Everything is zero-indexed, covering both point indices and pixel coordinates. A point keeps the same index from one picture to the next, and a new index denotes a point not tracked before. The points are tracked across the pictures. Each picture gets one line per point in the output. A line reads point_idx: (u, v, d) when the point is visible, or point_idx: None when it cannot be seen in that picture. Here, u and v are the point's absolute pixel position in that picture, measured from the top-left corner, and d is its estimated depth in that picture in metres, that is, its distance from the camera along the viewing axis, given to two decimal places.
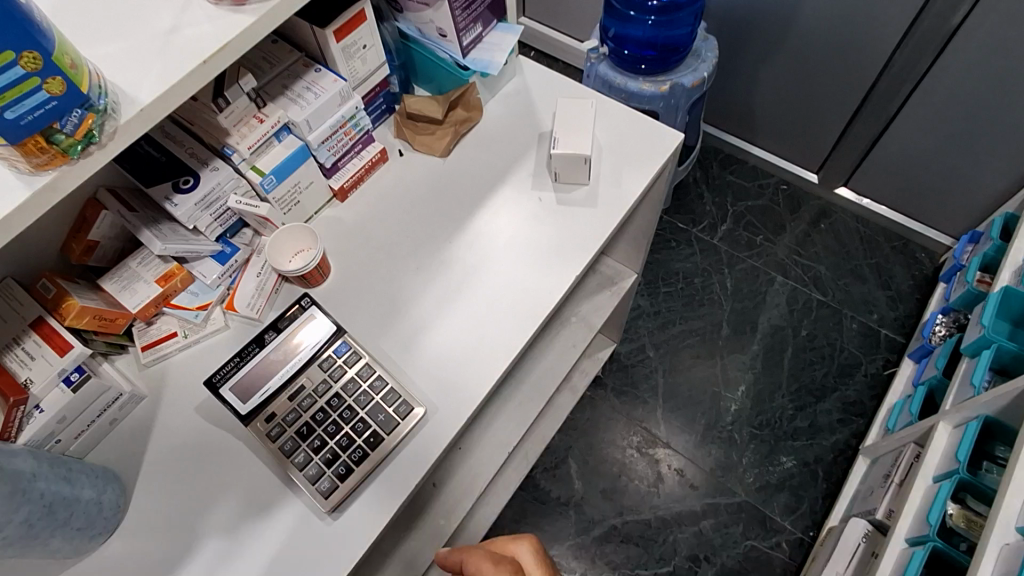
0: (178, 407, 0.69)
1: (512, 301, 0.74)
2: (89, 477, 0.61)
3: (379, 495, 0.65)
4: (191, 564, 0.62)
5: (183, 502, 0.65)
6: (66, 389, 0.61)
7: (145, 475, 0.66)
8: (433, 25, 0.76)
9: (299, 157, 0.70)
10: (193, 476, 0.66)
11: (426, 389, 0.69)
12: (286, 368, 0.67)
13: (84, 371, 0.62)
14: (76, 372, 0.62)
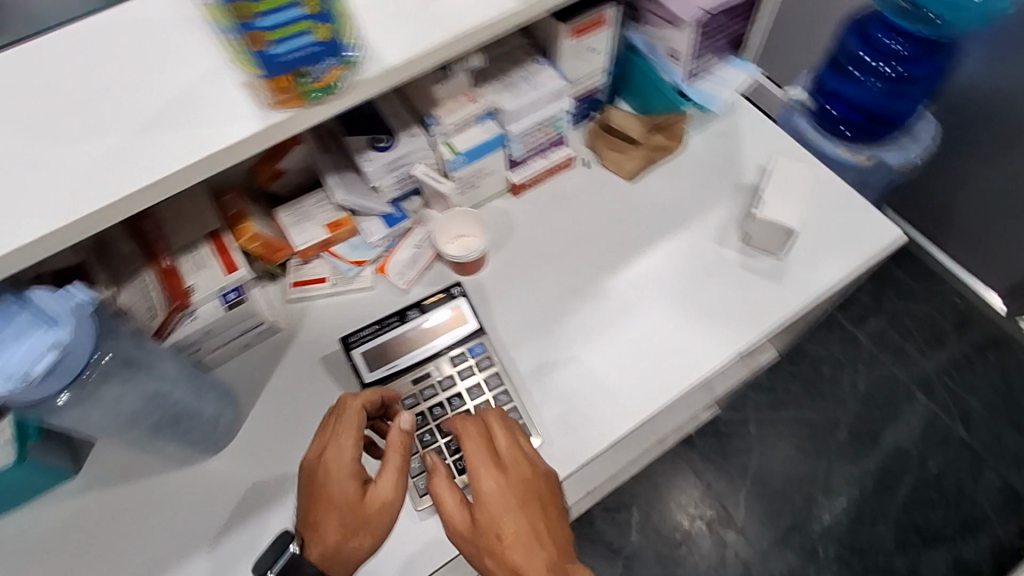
0: (305, 350, 0.69)
1: (660, 355, 0.68)
2: (216, 395, 0.63)
3: None
4: (276, 508, 0.62)
5: (284, 445, 0.65)
6: (221, 306, 0.62)
7: (258, 405, 0.67)
8: (668, 46, 0.72)
9: (494, 144, 0.67)
10: (300, 423, 0.66)
11: (546, 418, 0.65)
12: (418, 351, 0.65)
13: (241, 293, 0.63)
14: (235, 291, 0.63)
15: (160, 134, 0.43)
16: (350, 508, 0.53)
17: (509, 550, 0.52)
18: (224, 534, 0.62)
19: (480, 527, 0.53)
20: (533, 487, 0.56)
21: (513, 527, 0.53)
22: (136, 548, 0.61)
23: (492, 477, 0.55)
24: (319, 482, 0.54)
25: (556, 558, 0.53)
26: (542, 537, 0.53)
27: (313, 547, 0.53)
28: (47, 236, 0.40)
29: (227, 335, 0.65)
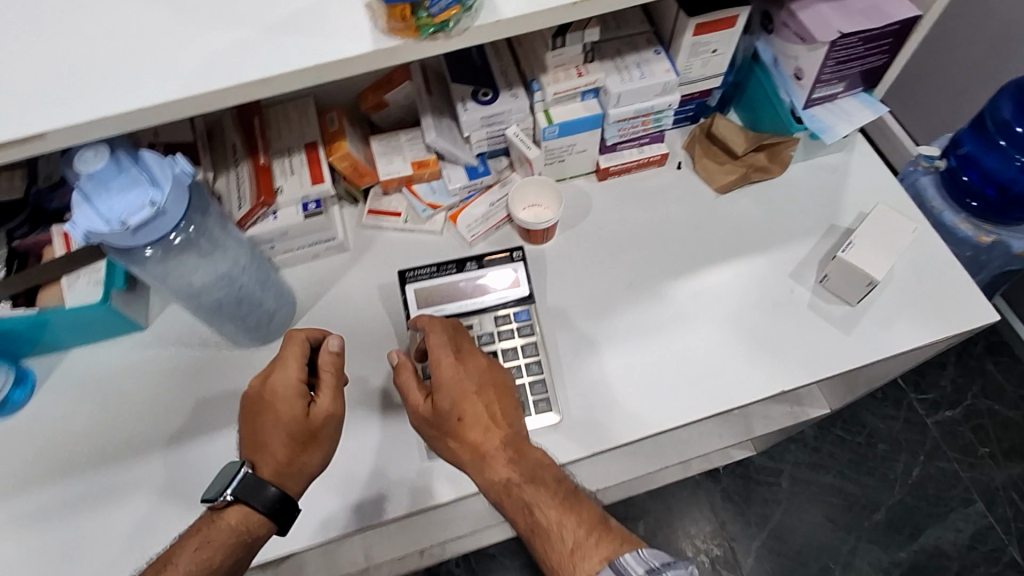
0: (366, 275, 0.73)
1: (700, 371, 0.67)
2: (277, 292, 0.67)
3: None
4: None
5: None
6: (301, 213, 0.66)
7: (312, 314, 0.71)
8: (795, 63, 0.67)
9: (590, 123, 0.67)
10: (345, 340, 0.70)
11: (571, 399, 0.66)
12: (465, 302, 0.67)
13: (320, 206, 0.67)
14: (315, 203, 0.67)
15: (284, 36, 0.46)
16: (296, 425, 0.58)
17: (468, 427, 0.59)
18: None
19: (440, 407, 0.59)
20: (488, 378, 0.61)
21: (471, 410, 0.59)
22: (180, 407, 0.68)
23: (450, 367, 0.61)
24: (263, 403, 0.59)
25: (510, 436, 0.59)
26: (496, 418, 0.59)
27: (264, 463, 0.58)
28: (169, 105, 0.44)
29: (301, 242, 0.70)
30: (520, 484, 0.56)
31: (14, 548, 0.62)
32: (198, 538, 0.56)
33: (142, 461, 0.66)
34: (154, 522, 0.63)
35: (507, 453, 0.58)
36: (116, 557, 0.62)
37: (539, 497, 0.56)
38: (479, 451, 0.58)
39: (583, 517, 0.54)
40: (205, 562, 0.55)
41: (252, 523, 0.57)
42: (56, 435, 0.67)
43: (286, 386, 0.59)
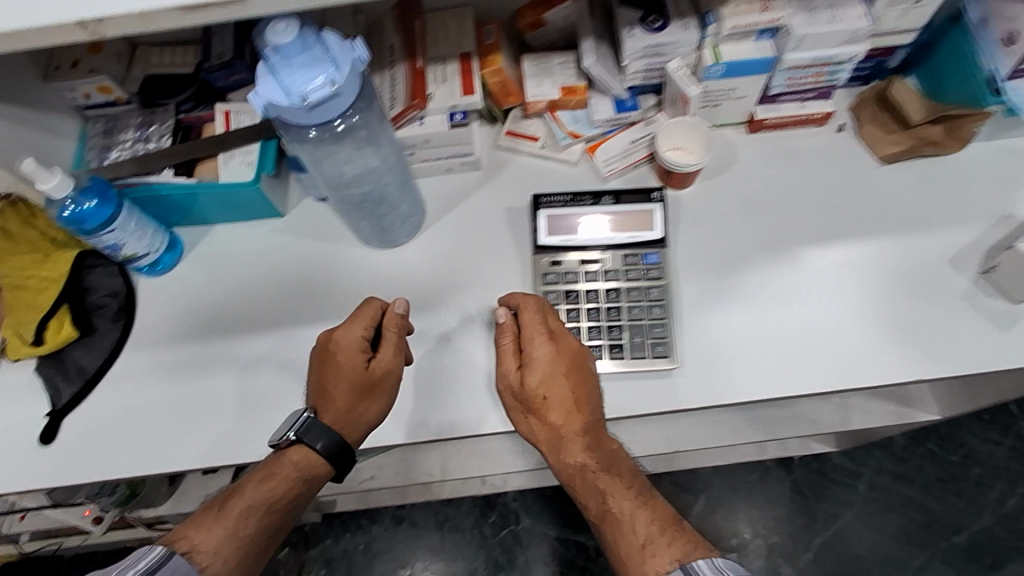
0: (495, 197, 0.73)
1: (831, 345, 0.63)
2: (412, 199, 0.68)
3: None
4: (422, 317, 0.69)
5: (447, 269, 0.71)
6: (446, 123, 0.66)
7: (439, 226, 0.72)
8: (1008, 25, 0.60)
9: (759, 67, 0.63)
10: (468, 256, 0.71)
11: (691, 349, 0.64)
12: (597, 235, 0.67)
13: (466, 119, 0.67)
14: (461, 115, 0.67)
15: None
16: (356, 377, 0.60)
17: (552, 409, 0.59)
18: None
19: (529, 387, 0.59)
20: (578, 361, 0.60)
21: (558, 393, 0.59)
22: (307, 293, 0.71)
23: (543, 345, 0.60)
24: (329, 353, 0.61)
25: (590, 423, 0.59)
26: (580, 403, 0.59)
27: (327, 410, 0.61)
28: None
29: (439, 152, 0.70)
30: (597, 472, 0.58)
31: (152, 394, 0.68)
32: (262, 471, 0.60)
33: (269, 337, 0.70)
34: (274, 394, 0.67)
35: (586, 440, 0.59)
36: (238, 418, 0.67)
37: (614, 488, 0.58)
38: (559, 433, 0.59)
39: (655, 512, 0.57)
40: (269, 494, 0.59)
41: (313, 464, 0.61)
42: (194, 300, 0.72)
43: (351, 339, 0.61)
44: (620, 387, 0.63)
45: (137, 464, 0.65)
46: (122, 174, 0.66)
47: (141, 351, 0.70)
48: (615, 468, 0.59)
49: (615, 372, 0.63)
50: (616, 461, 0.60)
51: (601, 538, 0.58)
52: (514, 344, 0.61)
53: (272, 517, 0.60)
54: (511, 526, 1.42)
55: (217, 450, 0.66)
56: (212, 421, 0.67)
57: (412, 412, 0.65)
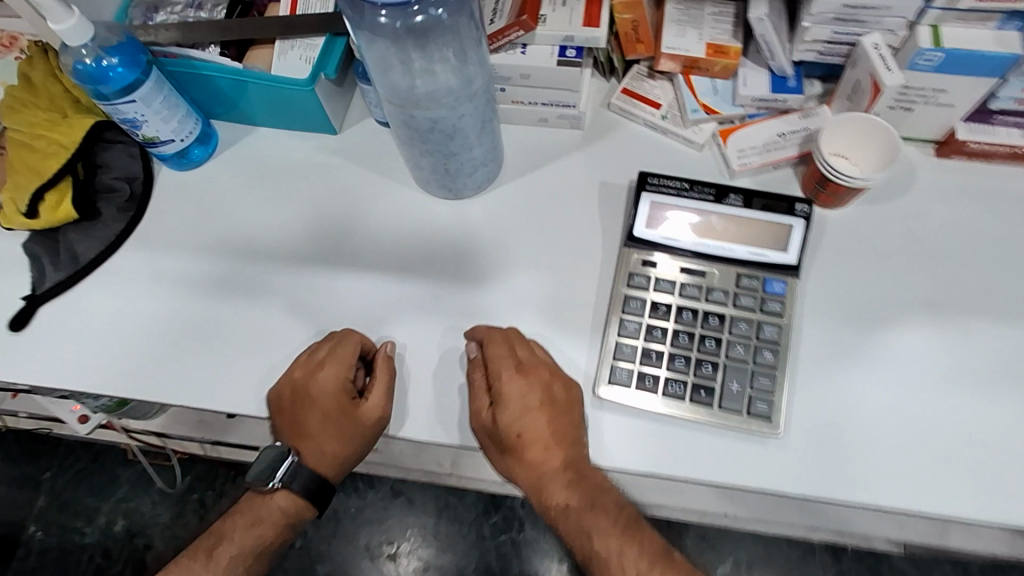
0: (590, 166, 0.59)
1: (988, 456, 0.48)
2: (490, 144, 0.55)
3: (652, 440, 0.50)
4: (467, 290, 0.56)
5: (512, 239, 0.57)
6: (553, 58, 0.52)
7: (513, 186, 0.59)
8: None
9: (993, 65, 0.45)
10: (540, 230, 0.57)
11: (803, 417, 0.50)
12: (710, 242, 0.52)
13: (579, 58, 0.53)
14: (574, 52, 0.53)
15: None
16: (347, 418, 0.54)
17: (528, 444, 0.51)
18: (413, 274, 0.57)
19: (502, 424, 0.50)
20: (551, 393, 0.50)
21: (534, 426, 0.51)
22: (343, 231, 0.59)
23: (513, 378, 0.50)
24: (299, 397, 0.53)
25: (574, 460, 0.51)
26: (558, 438, 0.50)
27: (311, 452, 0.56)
28: None
29: (537, 96, 0.56)
30: (582, 511, 0.52)
31: (145, 305, 0.58)
32: (249, 516, 0.58)
33: (289, 271, 0.58)
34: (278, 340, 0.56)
35: (567, 476, 0.51)
36: (230, 357, 0.56)
37: (600, 526, 0.52)
38: (539, 470, 0.52)
39: (644, 547, 0.52)
40: (258, 540, 0.58)
41: (296, 505, 0.58)
42: (216, 208, 0.61)
43: (335, 387, 0.53)
44: (699, 441, 0.49)
45: (110, 382, 0.56)
46: (161, 40, 0.56)
47: (144, 251, 0.60)
48: (601, 505, 0.52)
49: (695, 419, 0.49)
50: (602, 496, 0.52)
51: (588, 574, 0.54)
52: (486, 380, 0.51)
53: (263, 560, 0.59)
54: (512, 534, 1.29)
55: (200, 388, 0.55)
56: (201, 354, 0.56)
57: (434, 404, 0.53)
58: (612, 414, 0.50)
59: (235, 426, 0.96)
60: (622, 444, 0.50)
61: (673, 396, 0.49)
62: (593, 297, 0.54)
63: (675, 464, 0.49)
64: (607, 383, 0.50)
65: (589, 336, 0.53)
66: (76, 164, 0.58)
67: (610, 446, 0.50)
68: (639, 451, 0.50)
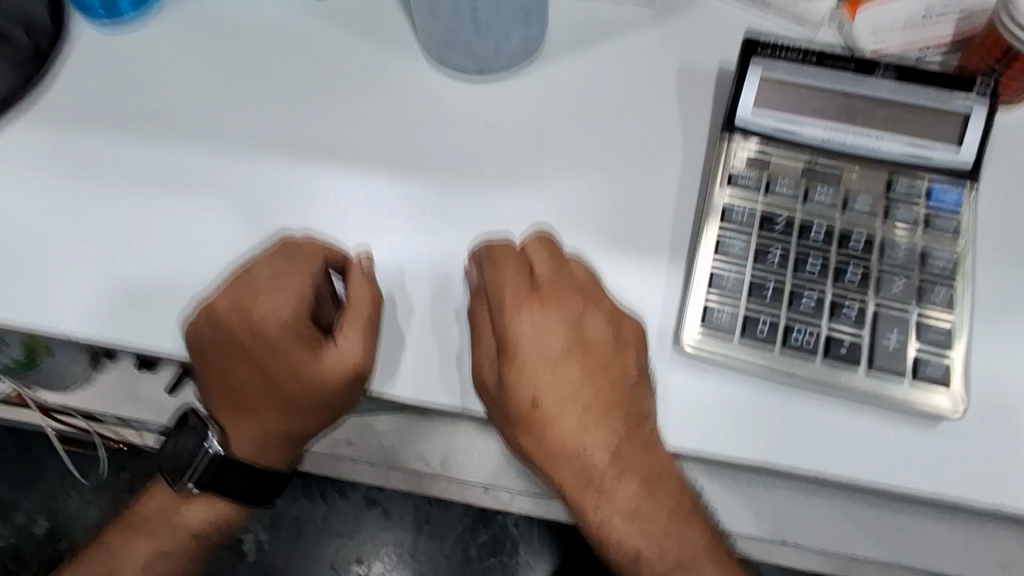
0: (663, 46, 0.43)
1: None
2: None
3: (760, 414, 0.33)
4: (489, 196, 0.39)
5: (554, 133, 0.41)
6: None
7: (557, 66, 0.43)
8: None
9: None
10: (593, 123, 0.41)
11: (985, 392, 0.33)
12: (849, 133, 0.36)
13: None
14: None
15: None
16: (301, 368, 0.38)
17: (554, 414, 0.36)
18: (412, 172, 0.40)
19: (512, 385, 0.34)
20: (586, 333, 0.36)
21: (560, 387, 0.36)
22: (318, 112, 0.42)
23: (529, 312, 0.35)
24: (226, 342, 0.38)
25: (612, 438, 0.36)
26: (597, 400, 0.36)
27: (244, 424, 0.42)
28: None
29: None
30: (625, 515, 0.37)
31: (26, 198, 0.40)
32: (165, 516, 0.46)
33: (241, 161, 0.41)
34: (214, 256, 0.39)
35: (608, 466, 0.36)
36: (145, 275, 0.38)
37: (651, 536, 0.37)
38: (562, 445, 0.36)
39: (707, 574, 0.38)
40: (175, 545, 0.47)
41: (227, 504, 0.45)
42: (142, 79, 0.44)
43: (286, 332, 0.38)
44: (829, 423, 0.33)
45: None
46: None
47: (34, 128, 0.42)
48: (654, 489, 0.37)
49: (831, 387, 0.32)
50: (658, 480, 0.37)
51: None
52: (492, 318, 0.35)
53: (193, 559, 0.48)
54: (502, 556, 1.12)
55: (100, 319, 0.38)
56: (100, 270, 0.39)
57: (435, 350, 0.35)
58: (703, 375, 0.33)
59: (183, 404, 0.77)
60: (712, 417, 0.33)
61: (796, 350, 0.32)
62: (669, 215, 0.38)
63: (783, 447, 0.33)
64: (700, 327, 0.33)
65: (665, 264, 0.36)
66: None
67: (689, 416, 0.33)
68: (741, 432, 0.33)
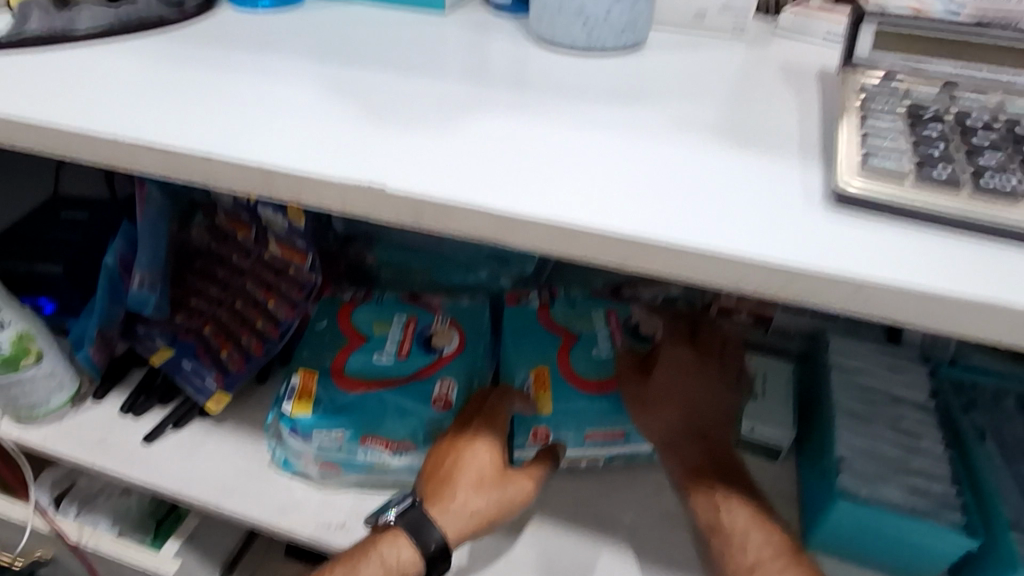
0: (732, 59, 0.48)
1: None
2: None
3: (962, 265, 0.26)
4: (568, 104, 0.40)
5: (642, 83, 0.43)
6: None
7: (644, 61, 0.47)
8: None
9: None
10: (677, 83, 0.44)
11: None
12: (984, 70, 0.38)
13: None
14: None
15: None
16: (495, 417, 0.55)
17: (670, 406, 0.54)
18: (498, 86, 0.42)
19: (651, 383, 0.55)
20: (708, 359, 0.56)
21: (681, 389, 0.54)
22: (402, 53, 0.47)
23: (683, 346, 0.57)
24: (442, 446, 0.54)
25: (717, 438, 0.54)
26: (713, 404, 0.55)
27: (478, 465, 0.52)
28: None
29: None
30: (714, 480, 0.51)
31: (126, 68, 0.43)
32: (351, 554, 0.50)
33: (318, 73, 0.43)
34: (242, 172, 0.34)
35: (705, 446, 0.53)
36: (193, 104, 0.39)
37: (731, 500, 0.50)
38: (688, 431, 0.53)
39: (774, 535, 0.48)
40: None
41: (457, 525, 0.50)
42: (258, 33, 0.50)
43: (624, 367, 0.58)
44: (992, 262, 0.26)
45: (22, 102, 0.39)
46: None
47: (161, 41, 0.47)
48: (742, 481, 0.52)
49: (1000, 227, 0.27)
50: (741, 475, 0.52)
51: (704, 536, 0.50)
52: (637, 371, 0.57)
53: None
54: None
55: (145, 125, 0.37)
56: (163, 103, 0.39)
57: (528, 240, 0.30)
58: (861, 224, 0.28)
59: (157, 451, 0.64)
60: (872, 233, 0.28)
61: (936, 184, 0.29)
62: (779, 146, 0.35)
63: (919, 280, 0.26)
64: (859, 170, 0.30)
65: (791, 163, 0.34)
66: None
67: (812, 302, 0.27)
68: (870, 254, 0.27)
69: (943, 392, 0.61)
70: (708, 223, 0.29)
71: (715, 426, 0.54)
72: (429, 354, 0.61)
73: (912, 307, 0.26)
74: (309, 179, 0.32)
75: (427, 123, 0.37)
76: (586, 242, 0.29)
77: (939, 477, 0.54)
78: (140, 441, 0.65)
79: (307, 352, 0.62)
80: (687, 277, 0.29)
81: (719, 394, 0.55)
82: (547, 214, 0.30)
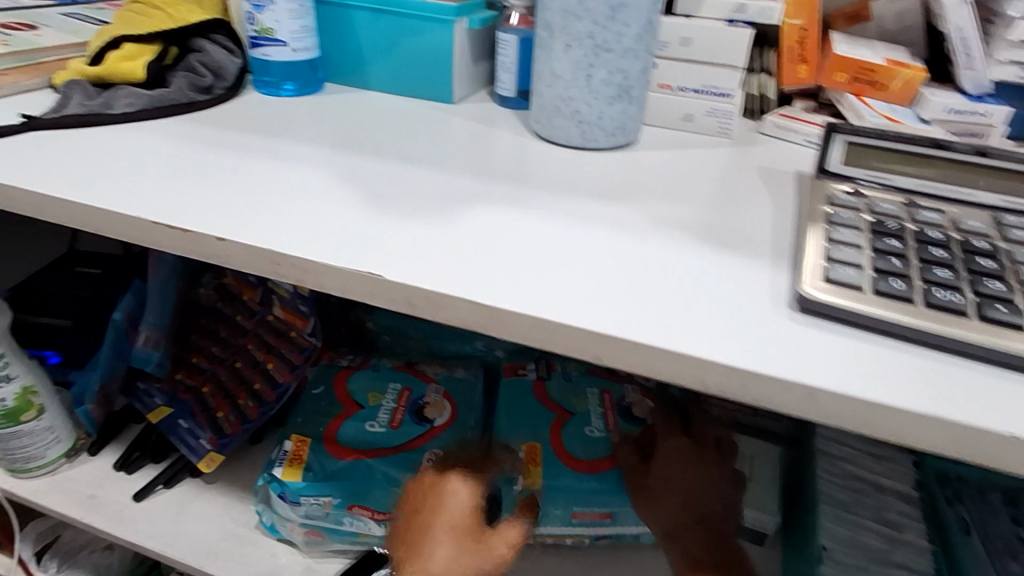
0: (717, 158, 0.52)
1: None
2: (624, 90, 0.49)
3: (907, 375, 0.29)
4: (560, 199, 0.43)
5: (631, 180, 0.47)
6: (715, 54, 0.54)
7: (634, 157, 0.51)
8: None
9: None
10: (663, 181, 0.47)
11: None
12: (941, 185, 0.41)
13: (721, 92, 0.55)
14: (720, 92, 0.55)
15: None
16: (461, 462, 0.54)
17: (671, 495, 0.55)
18: (497, 179, 0.45)
19: (652, 472, 0.57)
20: (706, 448, 0.58)
21: (681, 477, 0.56)
22: (411, 143, 0.51)
23: (682, 437, 0.59)
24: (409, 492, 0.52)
25: (715, 529, 0.54)
26: (711, 493, 0.55)
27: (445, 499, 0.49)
28: None
29: (689, 77, 0.55)
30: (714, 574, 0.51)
31: (154, 149, 0.47)
32: None
33: (331, 160, 0.47)
34: (251, 254, 0.37)
35: (706, 537, 0.53)
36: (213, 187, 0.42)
37: None
38: (687, 520, 0.54)
39: None
40: None
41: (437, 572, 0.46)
42: (280, 117, 0.54)
43: (627, 455, 0.59)
44: (938, 377, 0.28)
45: (55, 178, 0.42)
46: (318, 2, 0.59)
47: (189, 124, 0.51)
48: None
49: (945, 341, 0.29)
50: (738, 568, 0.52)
51: None
52: (639, 459, 0.59)
53: None
54: None
55: (165, 206, 0.40)
56: (187, 185, 0.42)
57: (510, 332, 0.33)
58: (821, 331, 0.31)
59: (146, 510, 0.65)
60: (830, 345, 0.30)
61: (892, 297, 0.31)
62: (753, 247, 0.38)
63: (866, 392, 0.28)
64: (823, 279, 0.32)
65: (763, 265, 0.36)
66: (169, 49, 0.57)
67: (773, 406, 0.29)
68: (826, 364, 0.29)
69: (926, 481, 0.62)
70: (681, 325, 0.31)
71: (713, 514, 0.54)
72: (421, 425, 0.62)
73: (858, 416, 0.28)
74: (315, 266, 0.35)
75: (428, 214, 0.40)
76: (567, 338, 0.31)
77: (923, 572, 0.54)
78: (131, 499, 0.65)
79: (302, 416, 0.63)
80: (658, 375, 0.31)
81: (716, 482, 0.56)
82: (531, 309, 0.32)
